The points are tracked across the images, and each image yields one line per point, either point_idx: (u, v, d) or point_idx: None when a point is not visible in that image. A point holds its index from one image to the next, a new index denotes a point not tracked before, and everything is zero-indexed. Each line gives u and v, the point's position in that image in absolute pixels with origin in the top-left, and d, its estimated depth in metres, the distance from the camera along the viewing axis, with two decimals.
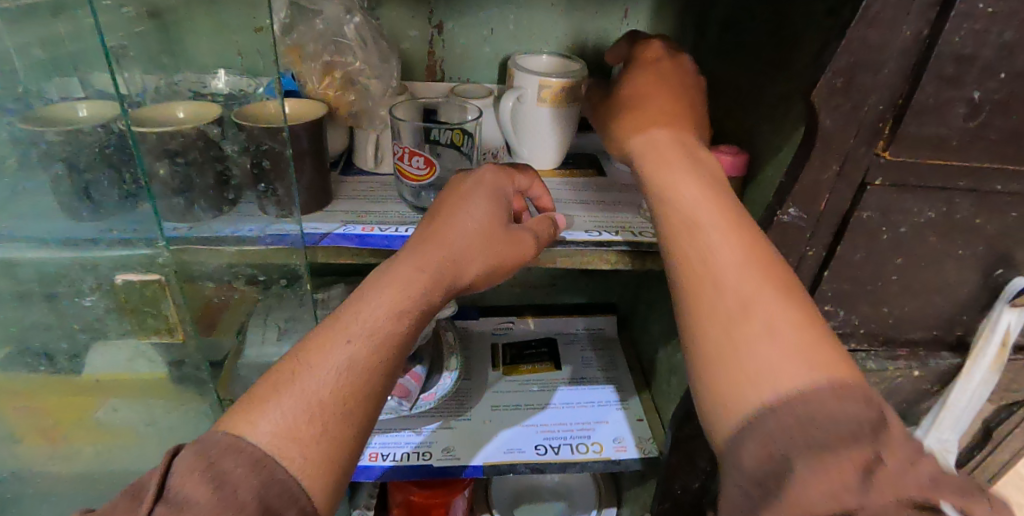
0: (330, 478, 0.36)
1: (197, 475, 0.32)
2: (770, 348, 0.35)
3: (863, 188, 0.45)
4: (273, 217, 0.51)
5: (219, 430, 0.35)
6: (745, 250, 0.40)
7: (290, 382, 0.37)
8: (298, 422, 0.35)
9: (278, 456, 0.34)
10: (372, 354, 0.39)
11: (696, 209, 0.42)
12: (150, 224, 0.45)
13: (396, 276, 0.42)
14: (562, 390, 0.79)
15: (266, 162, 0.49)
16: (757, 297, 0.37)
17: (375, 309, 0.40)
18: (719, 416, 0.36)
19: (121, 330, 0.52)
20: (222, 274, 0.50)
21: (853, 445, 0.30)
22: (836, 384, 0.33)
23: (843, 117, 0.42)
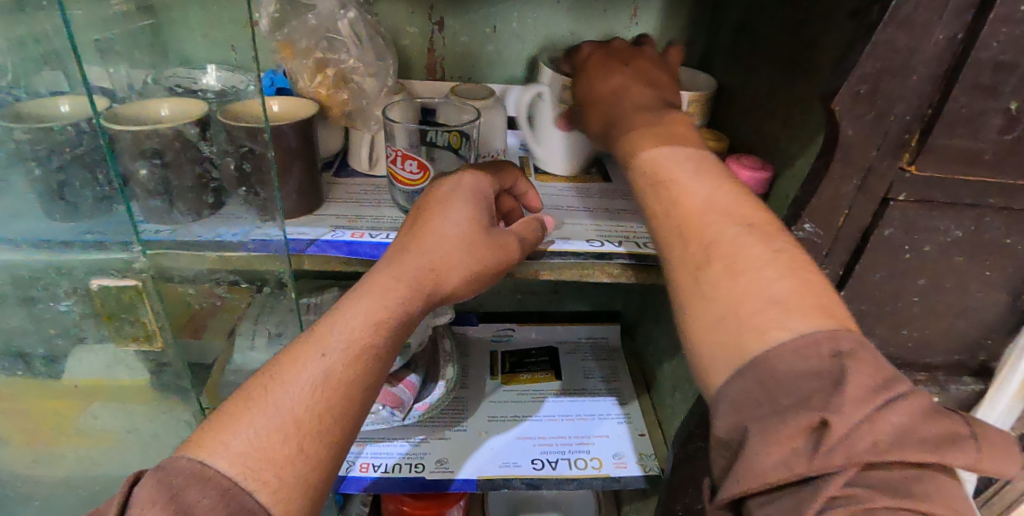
0: (305, 498, 0.33)
1: (160, 506, 0.29)
2: (742, 305, 0.33)
3: (885, 203, 0.42)
4: (256, 220, 0.48)
5: (187, 454, 0.32)
6: (721, 211, 0.36)
7: (262, 397, 0.34)
8: (272, 441, 0.33)
9: (247, 482, 0.31)
10: (350, 366, 0.36)
11: (673, 178, 0.39)
12: (124, 226, 0.42)
13: (378, 280, 0.41)
14: (560, 401, 0.76)
15: (247, 164, 0.46)
16: (732, 253, 0.34)
17: (356, 314, 0.38)
18: (703, 380, 0.34)
19: (99, 337, 0.49)
20: (203, 279, 0.48)
21: (806, 407, 0.29)
22: (804, 335, 0.31)
23: (866, 126, 0.39)
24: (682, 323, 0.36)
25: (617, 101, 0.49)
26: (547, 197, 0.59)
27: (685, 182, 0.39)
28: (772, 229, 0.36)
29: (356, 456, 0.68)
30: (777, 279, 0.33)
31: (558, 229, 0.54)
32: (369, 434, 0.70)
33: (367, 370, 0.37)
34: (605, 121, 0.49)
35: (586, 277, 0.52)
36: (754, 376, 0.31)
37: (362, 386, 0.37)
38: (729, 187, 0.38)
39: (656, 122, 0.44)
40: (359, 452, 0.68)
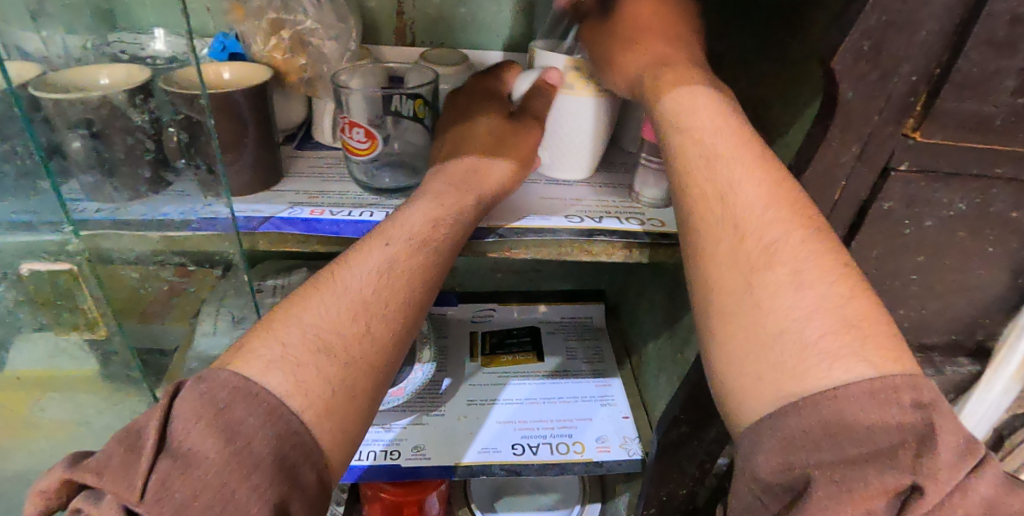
0: (366, 404, 0.35)
1: (205, 423, 0.29)
2: (803, 325, 0.32)
3: (885, 173, 0.39)
4: (202, 197, 0.44)
5: (226, 366, 0.32)
6: (781, 201, 0.35)
7: (331, 282, 0.37)
8: (341, 316, 0.35)
9: (297, 406, 0.31)
10: (407, 261, 0.39)
11: (728, 155, 0.37)
12: (53, 207, 0.38)
13: (419, 203, 0.43)
14: (528, 384, 0.73)
15: (186, 135, 0.42)
16: (795, 260, 0.33)
17: (403, 226, 0.41)
18: (740, 400, 0.33)
19: (37, 325, 0.46)
20: (146, 261, 0.44)
21: (892, 468, 0.27)
22: (880, 377, 0.29)
23: (867, 89, 0.35)
24: (713, 330, 0.34)
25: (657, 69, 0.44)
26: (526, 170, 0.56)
27: (728, 153, 0.38)
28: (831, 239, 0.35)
29: None
30: (844, 303, 0.32)
31: (537, 206, 0.51)
32: None
33: (418, 271, 0.40)
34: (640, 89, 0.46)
35: (563, 255, 0.48)
36: (810, 401, 0.30)
37: (418, 285, 0.39)
38: (765, 163, 0.37)
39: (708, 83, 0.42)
40: None
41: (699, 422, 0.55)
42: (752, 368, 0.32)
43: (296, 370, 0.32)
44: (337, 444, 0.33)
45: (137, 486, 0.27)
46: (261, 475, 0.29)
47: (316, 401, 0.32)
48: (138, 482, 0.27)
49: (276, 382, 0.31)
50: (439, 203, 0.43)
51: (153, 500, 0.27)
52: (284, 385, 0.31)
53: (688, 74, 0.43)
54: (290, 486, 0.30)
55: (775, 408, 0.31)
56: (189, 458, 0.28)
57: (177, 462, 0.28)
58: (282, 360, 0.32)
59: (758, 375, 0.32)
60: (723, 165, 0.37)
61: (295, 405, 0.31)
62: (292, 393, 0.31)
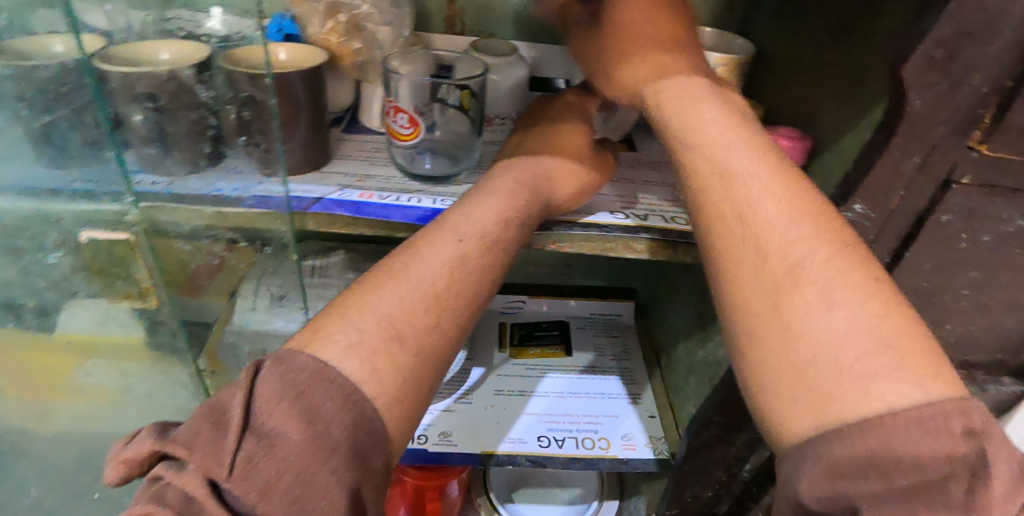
0: (422, 394, 0.35)
1: (288, 402, 0.29)
2: (837, 348, 0.29)
3: (946, 186, 0.38)
4: (256, 173, 0.45)
5: (306, 351, 0.32)
6: (802, 214, 0.33)
7: (404, 273, 0.37)
8: (415, 307, 0.36)
9: (367, 392, 0.32)
10: (478, 260, 0.40)
11: (757, 171, 0.36)
12: (115, 177, 0.40)
13: (488, 199, 0.43)
14: (561, 378, 0.73)
15: (247, 111, 0.43)
16: (821, 278, 0.31)
17: (476, 222, 0.41)
18: (781, 422, 0.30)
19: (89, 292, 0.47)
20: (198, 235, 0.45)
21: (941, 502, 0.25)
22: (929, 403, 0.27)
23: (936, 98, 0.35)
24: (748, 352, 0.32)
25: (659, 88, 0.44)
26: None
27: (746, 169, 0.36)
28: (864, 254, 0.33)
29: None
30: (878, 320, 0.30)
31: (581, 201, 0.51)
32: None
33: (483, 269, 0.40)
34: (640, 100, 0.46)
35: (607, 252, 0.48)
36: (849, 425, 0.28)
37: (483, 283, 0.40)
38: (789, 179, 0.35)
39: (714, 99, 0.41)
40: None
41: (730, 425, 0.55)
42: (789, 389, 0.30)
43: (372, 358, 0.33)
44: (400, 436, 0.33)
45: (226, 463, 0.27)
46: (339, 459, 0.29)
47: (388, 391, 0.32)
48: (228, 460, 0.27)
49: (352, 369, 0.32)
50: (504, 197, 0.44)
51: (240, 477, 0.27)
52: (360, 373, 0.32)
53: (686, 88, 0.42)
54: (362, 472, 0.30)
55: (816, 433, 0.29)
56: (273, 437, 0.29)
57: (262, 442, 0.28)
58: (358, 346, 0.33)
59: (790, 395, 0.30)
60: (757, 179, 0.35)
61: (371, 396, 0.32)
62: (367, 382, 0.32)
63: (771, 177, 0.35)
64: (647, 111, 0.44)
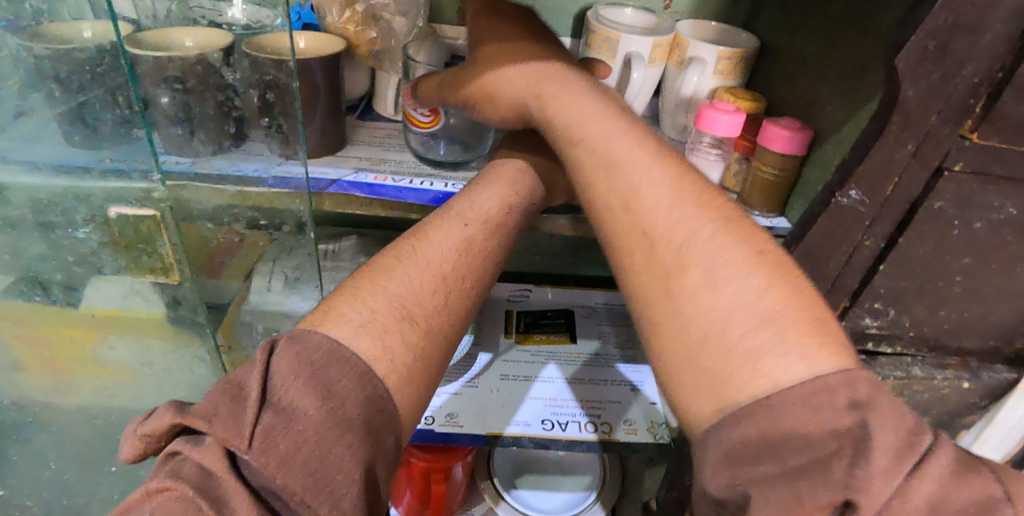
0: (432, 371, 0.37)
1: (304, 379, 0.31)
2: (725, 326, 0.31)
3: (939, 173, 0.39)
4: (276, 155, 0.46)
5: (318, 328, 0.34)
6: (686, 196, 0.36)
7: (411, 256, 0.41)
8: (425, 290, 0.39)
9: (379, 371, 0.34)
10: (484, 243, 0.44)
11: (634, 161, 0.38)
12: (144, 156, 0.41)
13: (487, 190, 0.47)
14: (566, 364, 0.75)
15: (270, 94, 0.44)
16: (705, 258, 0.33)
17: (480, 209, 0.45)
18: (686, 407, 0.32)
19: (116, 268, 0.49)
20: (219, 214, 0.47)
21: (822, 482, 0.27)
22: (816, 377, 0.29)
23: (930, 88, 0.36)
24: (648, 338, 0.35)
25: (540, 79, 0.44)
26: None
27: (628, 157, 0.38)
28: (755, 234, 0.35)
29: None
30: (762, 294, 0.32)
31: None
32: None
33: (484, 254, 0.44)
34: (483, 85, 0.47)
35: None
36: (728, 396, 0.30)
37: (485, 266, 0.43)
38: (672, 165, 0.37)
39: (591, 94, 0.42)
40: None
41: None
42: (682, 372, 0.32)
43: (384, 336, 0.35)
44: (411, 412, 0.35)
45: (246, 435, 0.29)
46: (354, 434, 0.31)
47: (399, 368, 0.35)
48: (247, 432, 0.29)
49: (365, 347, 0.34)
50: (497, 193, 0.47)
51: (260, 450, 0.28)
52: (373, 353, 0.34)
53: (570, 84, 0.43)
54: (376, 447, 0.32)
55: (720, 419, 0.30)
56: (290, 412, 0.30)
57: (279, 416, 0.30)
58: (369, 326, 0.35)
59: (683, 376, 0.32)
60: (648, 169, 0.37)
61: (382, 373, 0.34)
62: (378, 362, 0.34)
63: (647, 167, 0.37)
64: (523, 93, 0.45)
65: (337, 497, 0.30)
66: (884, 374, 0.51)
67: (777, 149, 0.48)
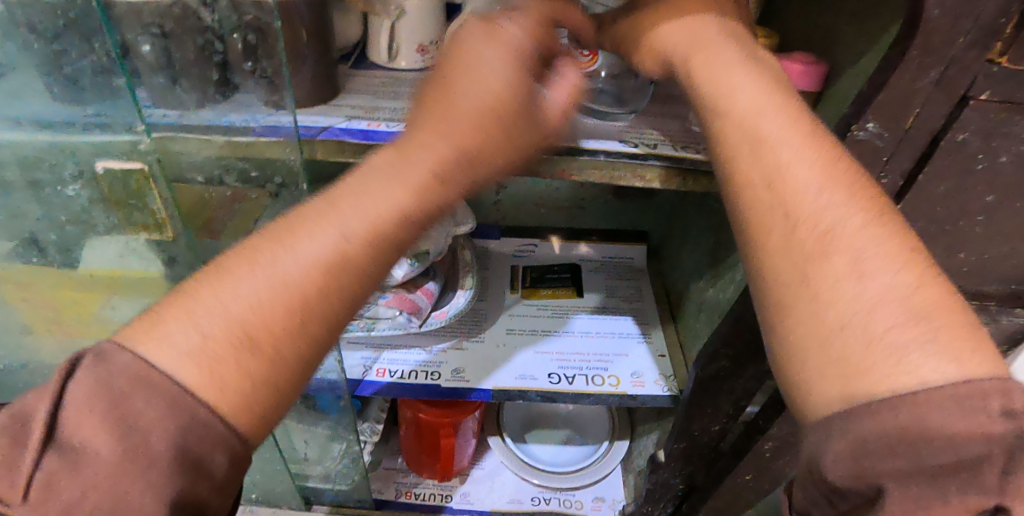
0: (293, 382, 0.32)
1: (98, 411, 0.27)
2: (867, 317, 0.29)
3: (963, 102, 0.37)
4: (264, 104, 0.44)
5: (133, 346, 0.29)
6: (842, 176, 0.33)
7: (268, 255, 0.31)
8: (270, 307, 0.30)
9: (205, 401, 0.29)
10: (363, 252, 0.32)
11: (775, 132, 0.34)
12: (127, 109, 0.41)
13: (410, 159, 0.34)
14: (569, 318, 0.74)
15: (252, 36, 0.41)
16: (856, 245, 0.30)
17: (377, 195, 0.33)
18: (804, 395, 0.30)
19: (109, 225, 0.48)
20: (210, 167, 0.45)
21: (973, 485, 0.26)
22: (967, 380, 0.27)
23: (955, 7, 0.34)
24: (772, 321, 0.32)
25: (692, 37, 0.40)
26: None
27: (778, 131, 0.34)
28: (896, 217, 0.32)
29: (374, 362, 0.68)
30: (915, 289, 0.29)
31: (590, 131, 0.50)
32: (387, 341, 0.70)
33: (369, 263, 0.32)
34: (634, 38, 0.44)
35: (617, 180, 0.48)
36: (856, 381, 0.28)
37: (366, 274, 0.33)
38: (822, 143, 0.34)
39: (745, 62, 0.38)
40: (376, 358, 0.68)
41: (740, 357, 0.56)
42: (808, 360, 0.30)
43: (213, 364, 0.29)
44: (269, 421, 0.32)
45: (19, 485, 0.26)
46: (158, 472, 0.27)
47: (229, 392, 0.29)
48: (21, 481, 0.26)
49: (186, 373, 0.29)
50: (415, 168, 0.34)
51: (36, 502, 0.26)
52: (196, 380, 0.29)
53: (724, 42, 0.39)
54: (194, 476, 0.28)
55: (841, 407, 0.28)
56: (81, 453, 0.27)
57: (65, 459, 0.26)
58: (198, 350, 0.29)
59: (808, 368, 0.30)
60: (788, 140, 0.34)
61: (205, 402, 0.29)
62: (200, 387, 0.29)
63: (789, 139, 0.34)
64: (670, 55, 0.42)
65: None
66: None
67: (800, 87, 0.45)
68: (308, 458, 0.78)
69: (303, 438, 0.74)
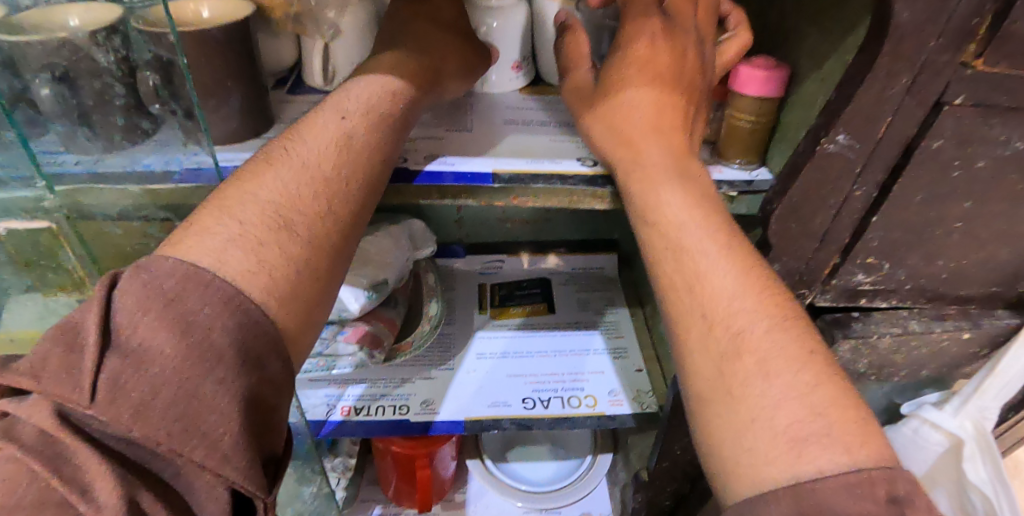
0: (326, 287, 0.36)
1: (156, 311, 0.29)
2: (773, 412, 0.32)
3: (937, 108, 0.34)
4: (183, 144, 0.40)
5: (171, 255, 0.31)
6: (752, 288, 0.36)
7: (282, 163, 0.37)
8: (299, 194, 0.35)
9: (251, 293, 0.32)
10: (364, 138, 0.39)
11: (694, 243, 0.38)
12: (24, 162, 0.36)
13: (372, 79, 0.42)
14: (539, 336, 0.71)
15: (155, 76, 0.37)
16: (761, 347, 0.34)
17: (358, 103, 0.40)
18: (724, 477, 0.32)
19: (25, 286, 0.44)
20: (126, 215, 0.42)
21: None
22: (856, 470, 0.29)
23: (925, 9, 0.31)
24: (696, 415, 0.35)
25: (626, 116, 0.42)
26: (527, 113, 0.53)
27: (697, 243, 0.38)
28: (798, 321, 0.36)
29: (338, 400, 0.64)
30: (812, 389, 0.32)
31: (547, 152, 0.47)
32: (351, 376, 0.66)
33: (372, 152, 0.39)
34: (576, 111, 0.45)
35: (572, 205, 0.46)
36: (765, 467, 0.31)
37: (375, 159, 0.39)
38: (735, 251, 0.37)
39: (673, 171, 0.40)
40: (341, 396, 0.64)
41: None
42: (725, 446, 0.33)
43: (257, 250, 0.33)
44: (300, 330, 0.34)
45: (85, 388, 0.27)
46: (226, 367, 0.29)
47: (280, 282, 0.33)
48: (86, 383, 0.27)
49: (235, 263, 0.32)
50: (396, 79, 0.43)
51: (105, 402, 0.27)
52: (243, 267, 0.32)
53: (665, 122, 0.41)
54: (256, 377, 0.31)
55: (754, 494, 0.30)
56: (140, 354, 0.28)
57: (127, 360, 0.28)
58: (241, 238, 0.33)
59: (722, 453, 0.33)
60: (703, 245, 0.37)
61: (256, 295, 0.32)
62: (249, 284, 0.32)
63: (706, 244, 0.37)
64: (593, 125, 0.43)
65: (215, 438, 0.28)
66: (881, 332, 0.47)
67: (752, 93, 0.43)
68: None
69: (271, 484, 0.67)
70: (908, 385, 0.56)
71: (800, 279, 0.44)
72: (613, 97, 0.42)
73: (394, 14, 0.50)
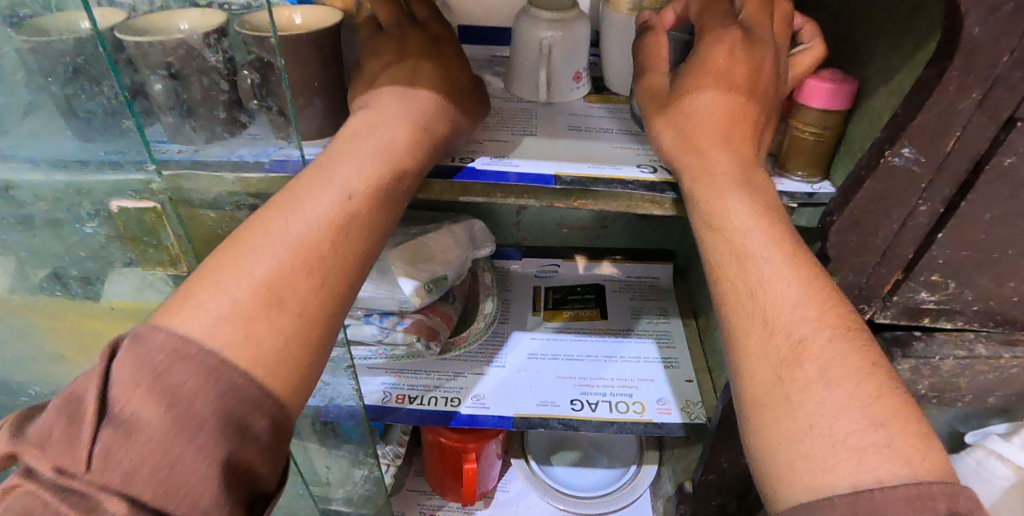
0: (319, 349, 0.37)
1: (144, 387, 0.30)
2: (832, 420, 0.32)
3: (1010, 124, 0.34)
4: (273, 139, 0.44)
5: (164, 327, 0.32)
6: (815, 299, 0.36)
7: (275, 231, 0.37)
8: (291, 267, 0.36)
9: (236, 366, 0.32)
10: (357, 209, 0.39)
11: (758, 252, 0.38)
12: (136, 147, 0.41)
13: (369, 140, 0.42)
14: (589, 341, 0.72)
15: (255, 75, 0.41)
16: (821, 356, 0.34)
17: (356, 169, 0.41)
18: (777, 484, 0.33)
19: (126, 260, 0.48)
20: (222, 203, 0.46)
21: None
22: (919, 482, 0.29)
23: (999, 23, 0.31)
24: (749, 420, 0.35)
25: (697, 125, 0.42)
26: (591, 119, 0.55)
27: (762, 252, 0.38)
28: (862, 333, 0.35)
29: (392, 388, 0.67)
30: (872, 401, 0.32)
31: (610, 158, 0.49)
32: (407, 366, 0.70)
33: (367, 219, 0.40)
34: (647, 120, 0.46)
35: (632, 210, 0.47)
36: (820, 474, 0.31)
37: (367, 230, 0.40)
38: (800, 261, 0.38)
39: (740, 182, 0.41)
40: (396, 384, 0.67)
41: None
42: (778, 452, 0.33)
43: (246, 325, 0.33)
44: (293, 391, 0.35)
45: (81, 458, 0.29)
46: (207, 434, 0.30)
47: (268, 355, 0.34)
48: (83, 454, 0.29)
49: (222, 338, 0.33)
50: (388, 137, 0.43)
51: (98, 470, 0.28)
52: (232, 340, 0.33)
53: (730, 136, 0.42)
54: (241, 438, 0.32)
55: (808, 499, 0.31)
56: (129, 423, 0.30)
57: (119, 431, 0.29)
58: (231, 314, 0.33)
59: (776, 457, 0.33)
60: (767, 263, 0.38)
61: (242, 367, 0.32)
62: (236, 359, 0.33)
63: (760, 256, 0.38)
64: (664, 142, 0.44)
65: (193, 499, 0.30)
66: (945, 353, 0.46)
67: (818, 106, 0.43)
68: (331, 482, 0.74)
69: (326, 464, 0.71)
70: (976, 412, 0.54)
71: (859, 294, 0.43)
72: (681, 107, 0.43)
73: (412, 45, 0.49)
